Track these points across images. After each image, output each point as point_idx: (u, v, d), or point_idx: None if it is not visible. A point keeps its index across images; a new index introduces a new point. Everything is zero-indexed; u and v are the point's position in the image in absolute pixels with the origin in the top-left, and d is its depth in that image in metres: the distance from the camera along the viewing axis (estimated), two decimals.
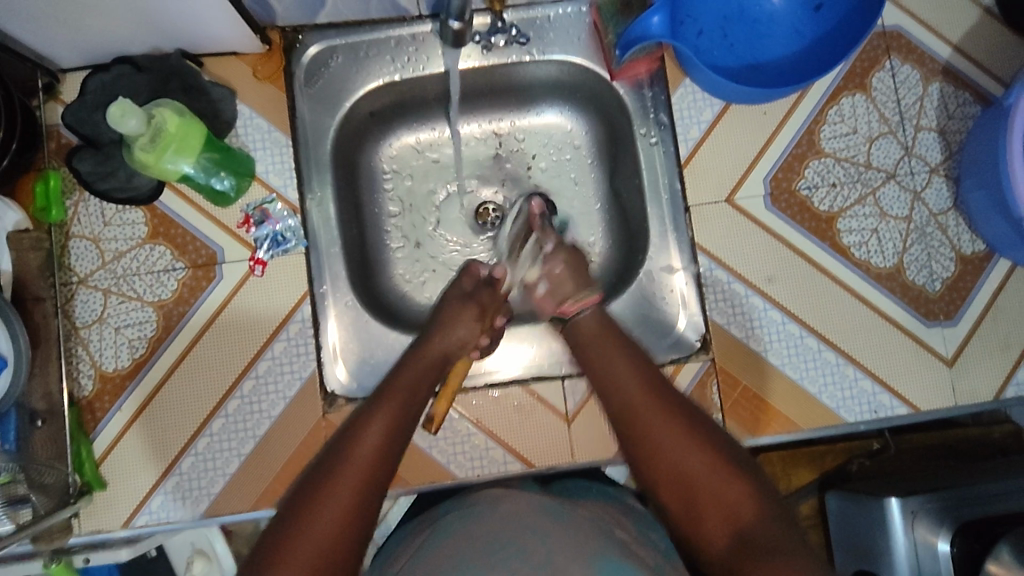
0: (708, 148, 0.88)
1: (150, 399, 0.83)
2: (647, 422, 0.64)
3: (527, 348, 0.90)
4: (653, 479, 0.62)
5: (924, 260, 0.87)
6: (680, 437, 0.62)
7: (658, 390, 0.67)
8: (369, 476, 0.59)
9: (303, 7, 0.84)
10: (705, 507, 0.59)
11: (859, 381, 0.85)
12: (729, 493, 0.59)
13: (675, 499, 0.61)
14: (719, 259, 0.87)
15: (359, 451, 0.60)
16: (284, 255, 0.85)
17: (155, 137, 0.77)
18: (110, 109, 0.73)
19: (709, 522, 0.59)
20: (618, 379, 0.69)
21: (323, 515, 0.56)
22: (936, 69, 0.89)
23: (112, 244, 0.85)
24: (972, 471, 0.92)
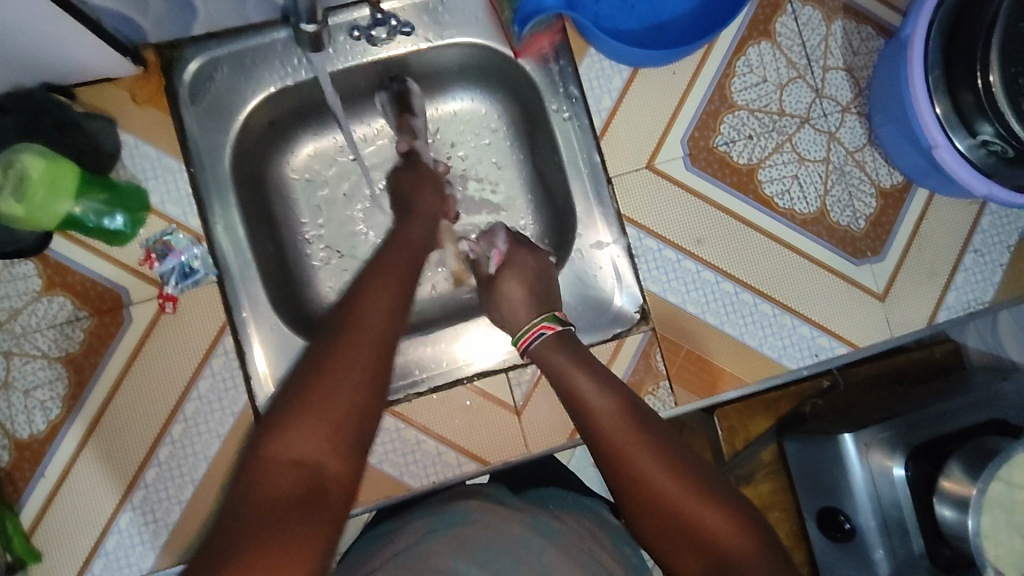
0: (622, 116, 0.87)
1: (87, 437, 0.78)
2: (631, 449, 0.63)
3: (504, 337, 0.86)
4: (632, 509, 0.61)
5: (846, 200, 0.87)
6: (658, 464, 0.61)
7: (631, 414, 0.66)
8: (384, 346, 0.60)
9: (173, 20, 0.78)
10: (689, 543, 0.59)
11: (797, 328, 0.85)
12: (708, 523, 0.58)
13: (656, 531, 0.60)
14: (647, 227, 0.85)
15: (371, 320, 0.62)
16: (195, 287, 0.80)
17: (18, 186, 0.70)
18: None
19: (689, 557, 0.59)
20: (592, 407, 0.67)
21: (349, 376, 0.56)
22: (837, 6, 0.89)
23: (4, 303, 0.79)
24: (919, 395, 0.94)
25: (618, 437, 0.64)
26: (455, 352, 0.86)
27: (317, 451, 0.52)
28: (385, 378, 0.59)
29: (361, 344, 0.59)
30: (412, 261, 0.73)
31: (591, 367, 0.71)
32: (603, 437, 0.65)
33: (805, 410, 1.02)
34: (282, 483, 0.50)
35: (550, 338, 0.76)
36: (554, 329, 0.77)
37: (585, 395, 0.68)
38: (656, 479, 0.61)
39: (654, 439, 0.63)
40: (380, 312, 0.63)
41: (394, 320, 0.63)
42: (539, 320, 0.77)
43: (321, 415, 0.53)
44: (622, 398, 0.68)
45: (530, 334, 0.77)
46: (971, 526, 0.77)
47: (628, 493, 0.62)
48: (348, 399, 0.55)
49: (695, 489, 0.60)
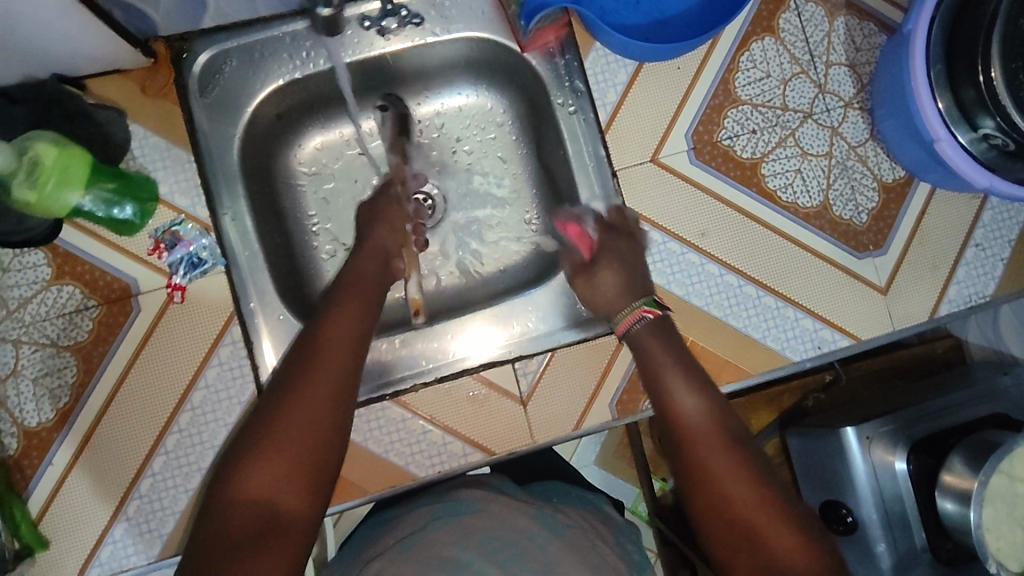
0: (627, 110, 0.87)
1: (77, 456, 0.78)
2: (716, 457, 0.68)
3: (499, 330, 0.87)
4: (703, 510, 0.67)
5: (849, 193, 0.88)
6: (737, 473, 0.67)
7: (724, 426, 0.71)
8: (343, 378, 0.67)
9: (183, 12, 0.78)
10: (749, 551, 0.64)
11: (800, 320, 0.86)
12: (772, 537, 0.64)
13: (720, 532, 0.66)
14: (651, 219, 0.86)
15: (330, 356, 0.68)
16: (203, 277, 0.81)
17: (30, 172, 0.70)
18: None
19: (743, 562, 0.65)
20: (685, 411, 0.72)
21: (305, 417, 0.63)
22: (839, 3, 0.90)
23: (15, 291, 0.79)
24: (921, 390, 0.95)
25: (706, 443, 0.69)
26: (456, 347, 0.87)
27: (274, 485, 0.61)
28: (337, 413, 0.65)
29: (317, 381, 0.66)
30: (376, 284, 0.78)
31: (686, 370, 0.76)
32: (693, 436, 0.70)
33: (807, 404, 1.04)
34: (243, 520, 0.59)
35: (646, 328, 0.78)
36: (653, 316, 0.79)
37: (677, 395, 0.73)
38: (730, 486, 0.66)
39: (738, 450, 0.69)
40: (338, 348, 0.69)
41: (355, 354, 0.69)
42: (641, 303, 0.80)
43: (270, 454, 0.61)
44: (716, 404, 0.72)
45: (632, 319, 0.79)
46: (973, 518, 0.77)
47: (705, 493, 0.67)
48: (299, 437, 0.62)
49: (769, 505, 0.65)
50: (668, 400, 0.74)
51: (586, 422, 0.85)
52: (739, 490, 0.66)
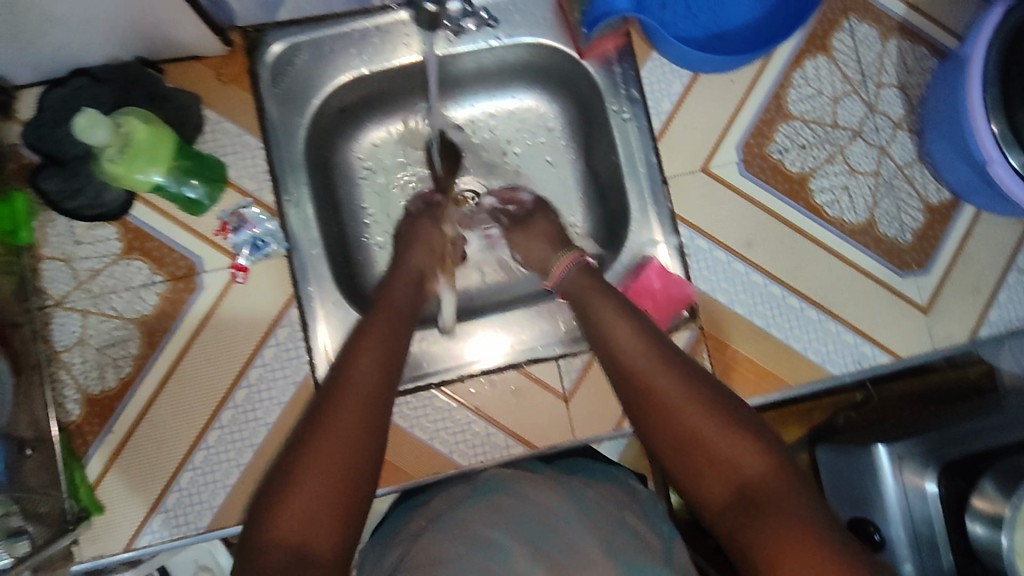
0: (680, 119, 0.90)
1: (111, 464, 0.81)
2: (653, 376, 0.67)
3: (504, 336, 0.88)
4: (655, 434, 0.65)
5: (894, 213, 0.89)
6: (685, 393, 0.65)
7: (659, 349, 0.70)
8: (373, 404, 0.63)
9: (263, 3, 0.82)
10: (703, 466, 0.62)
11: (842, 335, 0.87)
12: (729, 449, 0.61)
13: (675, 455, 0.63)
14: (699, 227, 0.88)
15: (358, 382, 0.64)
16: (266, 259, 0.84)
17: (123, 147, 0.74)
18: (78, 119, 0.70)
19: (707, 478, 0.62)
20: (620, 340, 0.72)
21: (338, 444, 0.58)
22: (892, 26, 0.92)
23: (85, 263, 0.83)
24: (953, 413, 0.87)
25: (643, 366, 0.68)
26: (470, 348, 0.88)
27: (309, 518, 0.55)
28: (370, 441, 0.60)
29: (346, 409, 0.61)
30: (405, 312, 0.76)
31: (619, 302, 0.76)
32: (636, 368, 0.69)
33: (837, 421, 0.95)
34: (272, 561, 0.53)
35: (577, 269, 0.82)
36: (583, 261, 0.83)
37: (616, 333, 0.73)
38: (678, 404, 0.64)
39: (680, 369, 0.67)
40: (364, 373, 0.65)
41: (383, 382, 0.65)
42: (566, 252, 0.84)
43: (303, 487, 0.56)
44: (653, 336, 0.72)
45: (563, 265, 0.83)
46: (1005, 543, 0.73)
47: (659, 422, 0.65)
48: (331, 465, 0.57)
49: (721, 416, 0.63)
50: (609, 341, 0.73)
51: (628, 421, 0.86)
52: (686, 409, 0.64)
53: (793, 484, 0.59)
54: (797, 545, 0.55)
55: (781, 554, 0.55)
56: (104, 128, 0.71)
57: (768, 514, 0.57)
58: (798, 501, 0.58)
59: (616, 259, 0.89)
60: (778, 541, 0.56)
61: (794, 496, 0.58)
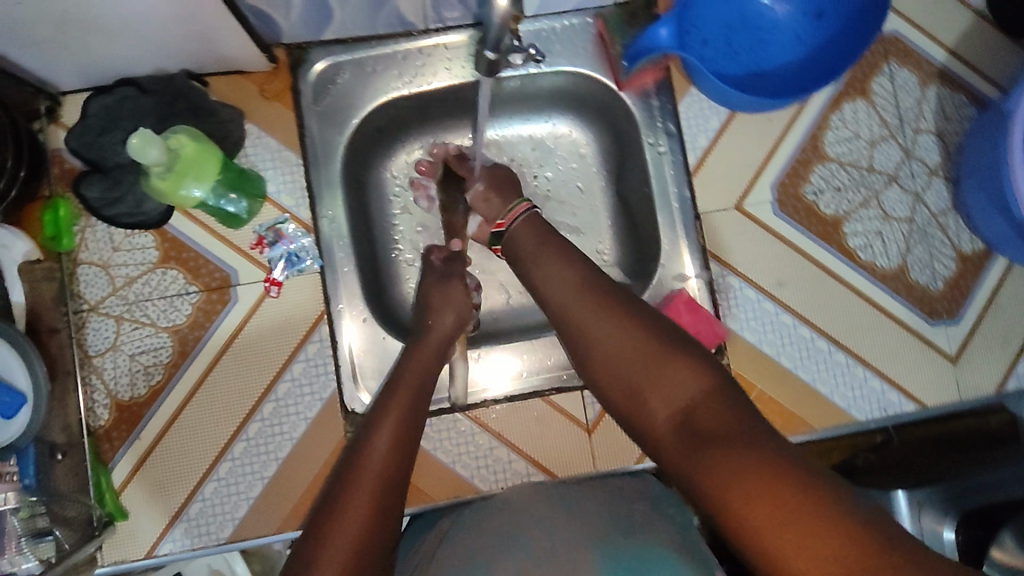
0: (716, 155, 0.90)
1: (138, 468, 0.82)
2: (582, 311, 0.64)
3: (512, 359, 0.89)
4: (596, 372, 0.61)
5: (927, 260, 0.90)
6: (619, 324, 0.61)
7: (594, 284, 0.66)
8: (385, 494, 0.56)
9: (309, 24, 0.82)
10: (646, 397, 0.57)
11: (868, 380, 0.88)
12: (668, 375, 0.56)
13: (615, 389, 0.59)
14: (731, 265, 0.89)
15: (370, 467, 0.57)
16: (299, 275, 0.86)
17: (171, 164, 0.75)
18: (130, 140, 0.69)
19: (653, 408, 0.56)
20: (551, 281, 0.68)
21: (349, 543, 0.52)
22: (932, 72, 0.92)
23: (122, 270, 0.83)
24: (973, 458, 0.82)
25: (571, 304, 0.65)
26: (482, 372, 0.88)
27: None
28: (378, 549, 0.53)
29: (358, 504, 0.54)
30: (422, 387, 0.69)
31: (557, 246, 0.72)
32: (568, 305, 0.65)
33: (856, 461, 0.88)
34: None
35: (525, 218, 0.77)
36: (531, 209, 0.78)
37: (550, 274, 0.69)
38: (613, 336, 0.61)
39: (614, 301, 0.63)
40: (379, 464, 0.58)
41: (396, 469, 0.58)
42: (518, 202, 0.80)
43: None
44: (585, 273, 0.68)
45: (511, 216, 0.78)
46: None
47: (595, 357, 0.61)
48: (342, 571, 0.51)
49: (656, 343, 0.59)
50: (543, 284, 0.69)
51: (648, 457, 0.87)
52: (621, 339, 0.60)
53: (737, 404, 0.53)
54: (749, 465, 0.48)
55: (722, 474, 0.49)
56: (158, 148, 0.71)
57: (712, 435, 0.51)
58: (746, 421, 0.52)
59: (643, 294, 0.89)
60: (718, 463, 0.49)
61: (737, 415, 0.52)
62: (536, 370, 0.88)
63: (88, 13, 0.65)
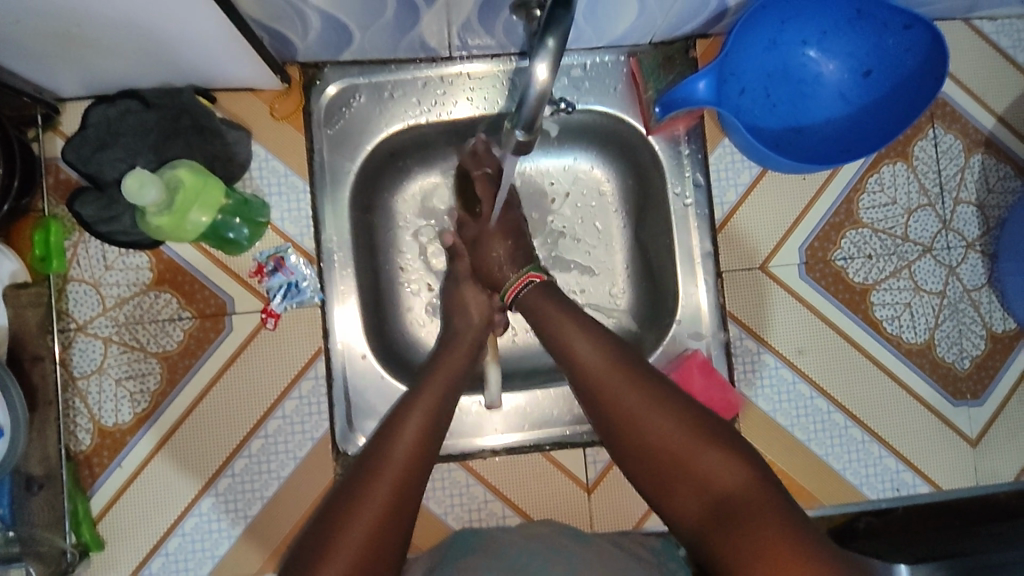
0: (745, 212, 0.86)
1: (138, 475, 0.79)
2: (611, 389, 0.65)
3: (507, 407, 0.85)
4: (624, 451, 0.64)
5: (955, 337, 0.85)
6: (648, 405, 0.64)
7: (617, 358, 0.67)
8: (407, 480, 0.60)
9: (327, 46, 0.77)
10: (675, 481, 0.61)
11: (883, 459, 0.84)
12: (703, 463, 0.60)
13: (644, 468, 0.63)
14: (750, 328, 0.85)
15: (390, 473, 0.60)
16: (299, 307, 0.82)
17: (171, 201, 0.71)
18: (125, 181, 0.66)
19: (680, 493, 0.61)
20: (574, 350, 0.69)
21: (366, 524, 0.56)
22: (979, 139, 0.87)
23: (113, 289, 0.80)
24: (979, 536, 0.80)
25: (598, 380, 0.66)
26: (483, 414, 0.85)
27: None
28: (396, 530, 0.57)
29: (376, 495, 0.58)
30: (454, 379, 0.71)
31: (575, 313, 0.72)
32: (598, 380, 0.66)
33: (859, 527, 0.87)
34: None
35: (531, 288, 0.76)
36: (540, 279, 0.77)
37: (574, 344, 0.69)
38: (646, 424, 0.63)
39: (642, 378, 0.65)
40: (397, 474, 0.60)
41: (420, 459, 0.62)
42: (526, 270, 0.78)
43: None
44: (607, 342, 0.69)
45: (518, 284, 0.78)
46: None
47: (627, 437, 0.64)
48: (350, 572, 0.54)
49: (689, 429, 0.62)
50: (568, 353, 0.69)
51: (648, 522, 0.83)
52: (656, 428, 0.63)
53: (771, 499, 0.58)
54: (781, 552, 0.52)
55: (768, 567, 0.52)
56: (156, 188, 0.68)
57: (751, 526, 0.55)
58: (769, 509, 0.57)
59: (656, 348, 0.86)
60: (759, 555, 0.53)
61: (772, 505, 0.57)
62: (538, 422, 0.85)
63: (93, 31, 0.61)
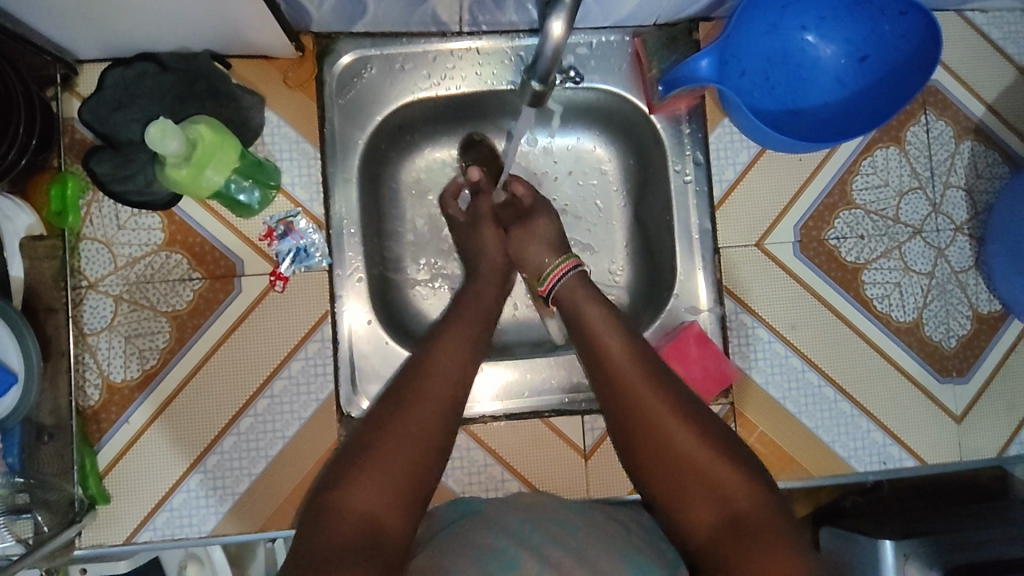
0: (742, 191, 0.88)
1: (154, 420, 0.81)
2: (641, 395, 0.68)
3: (508, 376, 0.87)
4: (641, 455, 0.66)
5: (942, 316, 0.88)
6: (676, 416, 0.66)
7: (650, 368, 0.70)
8: (447, 402, 0.66)
9: (341, 16, 0.79)
10: (692, 493, 0.62)
11: (871, 432, 0.87)
12: (719, 477, 0.62)
13: (661, 475, 0.64)
14: (744, 302, 0.88)
15: (438, 386, 0.67)
16: (307, 271, 0.83)
17: (189, 155, 0.73)
18: (148, 129, 0.68)
19: (696, 505, 0.62)
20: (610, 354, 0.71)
21: (404, 435, 0.62)
22: (969, 126, 0.90)
23: (125, 249, 0.81)
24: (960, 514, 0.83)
25: (629, 385, 0.69)
26: (483, 380, 0.87)
27: (375, 505, 0.58)
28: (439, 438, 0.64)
29: (420, 406, 0.65)
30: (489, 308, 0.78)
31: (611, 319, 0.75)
32: (626, 387, 0.69)
33: (845, 504, 0.89)
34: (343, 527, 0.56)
35: (573, 277, 0.79)
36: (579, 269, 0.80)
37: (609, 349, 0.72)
38: (672, 432, 0.65)
39: (673, 392, 0.68)
40: (444, 382, 0.67)
41: (458, 379, 0.69)
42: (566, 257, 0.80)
43: (368, 478, 0.59)
44: (643, 354, 0.71)
45: (559, 269, 0.80)
46: None
47: (646, 443, 0.66)
48: (406, 469, 0.61)
49: (711, 445, 0.64)
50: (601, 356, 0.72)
51: None
52: (681, 437, 0.64)
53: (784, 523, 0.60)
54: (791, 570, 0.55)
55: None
56: (177, 139, 0.69)
57: (762, 546, 0.57)
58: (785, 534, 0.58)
59: (650, 322, 0.89)
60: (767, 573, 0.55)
61: (781, 527, 0.59)
62: (538, 389, 0.87)
63: None
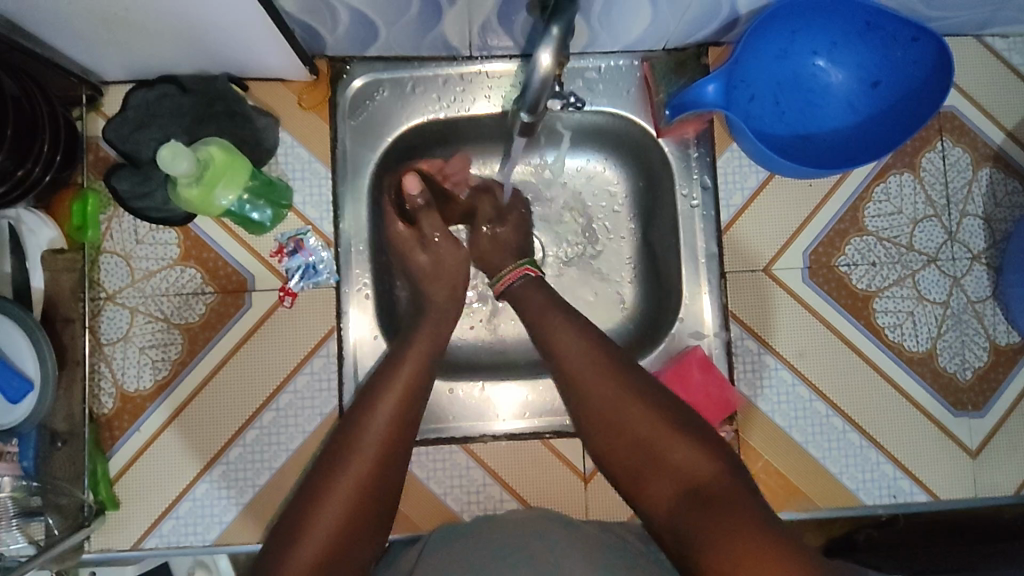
0: (750, 216, 0.88)
1: (170, 421, 0.83)
2: (590, 383, 0.69)
3: (510, 395, 0.88)
4: (599, 440, 0.68)
5: (958, 347, 0.86)
6: (629, 399, 0.67)
7: (602, 358, 0.71)
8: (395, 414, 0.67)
9: (355, 41, 0.81)
10: (649, 471, 0.63)
11: (881, 465, 0.85)
12: (674, 452, 0.63)
13: (620, 458, 0.66)
14: (751, 328, 0.87)
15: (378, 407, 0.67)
16: (315, 288, 0.85)
17: (200, 175, 0.75)
18: (160, 152, 0.70)
19: (654, 482, 0.63)
20: (564, 348, 0.73)
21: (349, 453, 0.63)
22: (987, 153, 0.88)
23: (143, 262, 0.84)
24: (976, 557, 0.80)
25: (580, 374, 0.71)
26: (485, 399, 0.87)
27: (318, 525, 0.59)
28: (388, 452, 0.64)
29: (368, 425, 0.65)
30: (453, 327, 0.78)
31: (568, 312, 0.77)
32: (579, 375, 0.71)
33: (857, 537, 0.86)
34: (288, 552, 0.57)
35: (527, 281, 0.82)
36: (535, 273, 0.83)
37: (561, 341, 0.74)
38: (624, 414, 0.66)
39: (627, 375, 0.69)
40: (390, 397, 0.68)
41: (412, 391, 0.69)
42: (521, 264, 0.83)
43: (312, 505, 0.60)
44: (598, 344, 0.73)
45: (511, 275, 0.83)
46: None
47: (607, 429, 0.67)
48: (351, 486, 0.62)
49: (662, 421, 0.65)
50: (555, 347, 0.74)
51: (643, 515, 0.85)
52: (634, 419, 0.66)
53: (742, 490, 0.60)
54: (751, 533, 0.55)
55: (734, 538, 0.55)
56: (188, 160, 0.72)
57: (722, 509, 0.57)
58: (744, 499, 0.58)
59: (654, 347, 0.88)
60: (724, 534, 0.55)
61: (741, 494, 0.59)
62: (539, 411, 0.87)
63: (139, 15, 0.64)
